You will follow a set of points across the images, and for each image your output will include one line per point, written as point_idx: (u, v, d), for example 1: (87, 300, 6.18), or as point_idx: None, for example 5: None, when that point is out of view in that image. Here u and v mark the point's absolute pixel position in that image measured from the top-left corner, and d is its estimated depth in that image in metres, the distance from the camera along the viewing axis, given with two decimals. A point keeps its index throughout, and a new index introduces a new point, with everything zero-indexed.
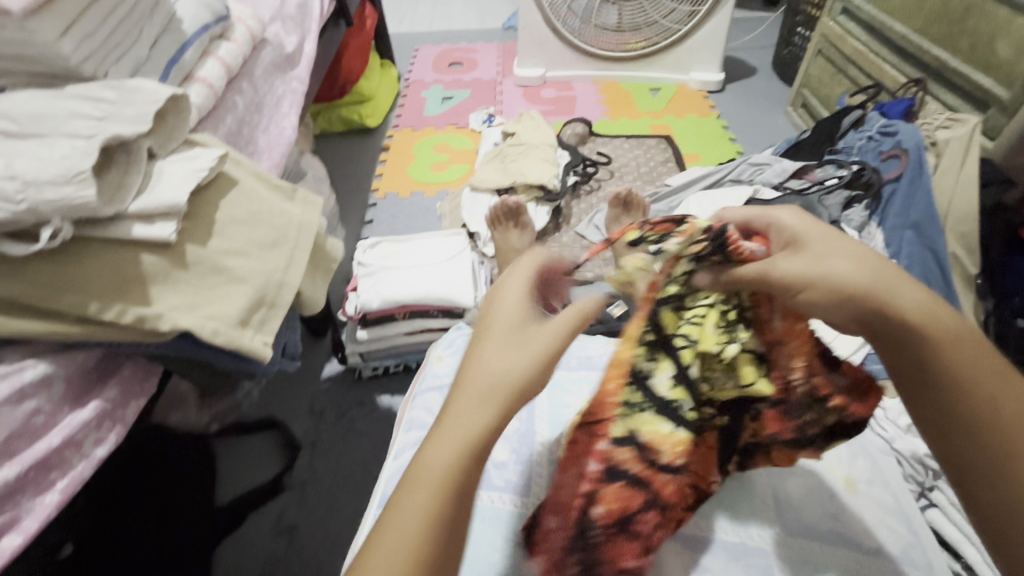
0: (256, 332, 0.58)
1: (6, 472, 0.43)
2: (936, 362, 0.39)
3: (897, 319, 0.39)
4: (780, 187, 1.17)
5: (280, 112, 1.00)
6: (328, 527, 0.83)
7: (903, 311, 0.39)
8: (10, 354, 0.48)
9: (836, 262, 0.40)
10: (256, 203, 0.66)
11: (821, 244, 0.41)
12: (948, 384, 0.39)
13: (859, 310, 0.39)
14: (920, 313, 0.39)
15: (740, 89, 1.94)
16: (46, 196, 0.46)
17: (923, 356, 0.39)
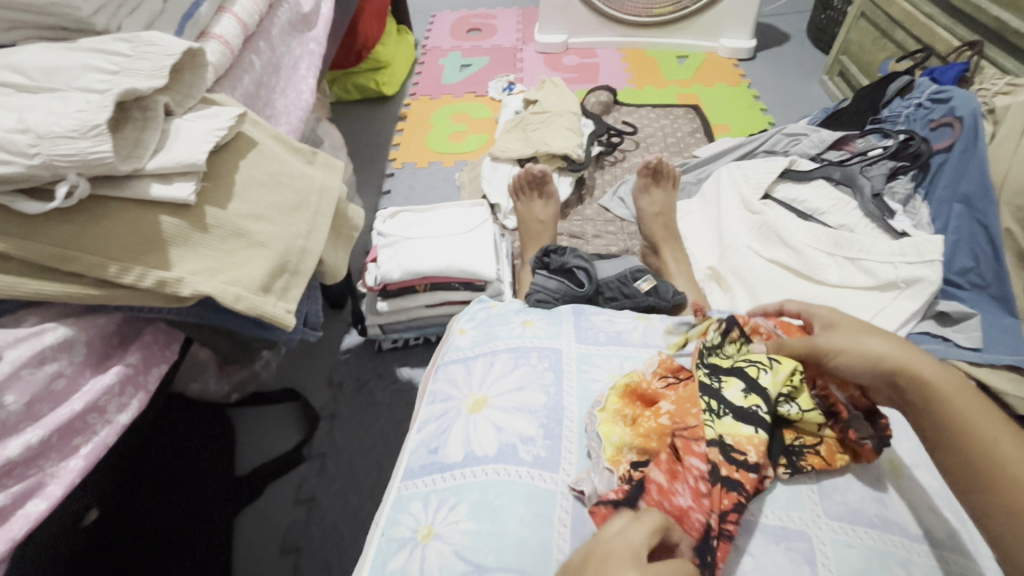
0: (279, 299, 0.56)
1: (30, 436, 0.42)
2: (951, 415, 0.47)
3: (913, 377, 0.49)
4: (818, 158, 1.11)
5: (298, 75, 0.97)
6: (348, 497, 0.83)
7: (920, 373, 0.49)
8: (29, 316, 0.47)
9: (864, 340, 0.53)
10: (276, 166, 0.64)
11: (852, 327, 0.55)
12: (962, 436, 0.46)
13: (882, 370, 0.51)
14: (942, 380, 0.48)
15: (773, 56, 1.85)
16: (60, 150, 0.43)
17: (940, 411, 0.47)
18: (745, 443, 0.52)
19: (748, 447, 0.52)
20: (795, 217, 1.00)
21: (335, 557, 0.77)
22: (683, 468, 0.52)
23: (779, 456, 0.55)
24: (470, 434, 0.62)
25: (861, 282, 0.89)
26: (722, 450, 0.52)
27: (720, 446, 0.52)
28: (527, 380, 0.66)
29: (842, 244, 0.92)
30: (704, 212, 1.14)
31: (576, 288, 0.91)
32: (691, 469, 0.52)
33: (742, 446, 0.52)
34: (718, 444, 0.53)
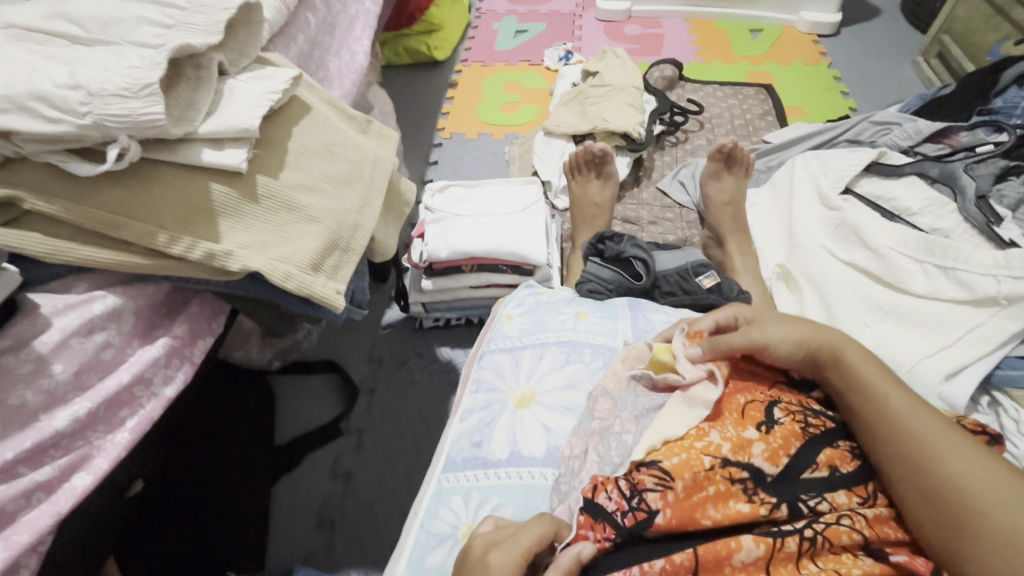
0: (329, 279, 0.52)
1: (77, 408, 0.41)
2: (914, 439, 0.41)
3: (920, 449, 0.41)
4: (911, 151, 1.01)
5: (354, 35, 0.91)
6: (384, 477, 0.82)
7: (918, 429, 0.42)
8: (80, 282, 0.45)
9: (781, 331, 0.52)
10: (330, 133, 0.60)
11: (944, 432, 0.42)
12: (923, 456, 0.40)
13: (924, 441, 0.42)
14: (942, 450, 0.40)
15: (860, 32, 1.67)
16: (111, 110, 0.40)
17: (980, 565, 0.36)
18: (834, 453, 0.44)
19: (839, 467, 0.43)
20: (879, 216, 0.90)
21: (369, 536, 0.76)
22: (709, 480, 0.43)
23: None
24: (517, 431, 0.61)
25: (954, 294, 0.79)
26: (758, 485, 0.43)
27: (807, 547, 0.39)
28: (579, 378, 0.64)
29: (935, 250, 0.83)
30: (774, 203, 1.05)
31: (632, 281, 0.85)
32: (725, 483, 0.43)
33: (830, 458, 0.44)
34: (752, 473, 0.43)
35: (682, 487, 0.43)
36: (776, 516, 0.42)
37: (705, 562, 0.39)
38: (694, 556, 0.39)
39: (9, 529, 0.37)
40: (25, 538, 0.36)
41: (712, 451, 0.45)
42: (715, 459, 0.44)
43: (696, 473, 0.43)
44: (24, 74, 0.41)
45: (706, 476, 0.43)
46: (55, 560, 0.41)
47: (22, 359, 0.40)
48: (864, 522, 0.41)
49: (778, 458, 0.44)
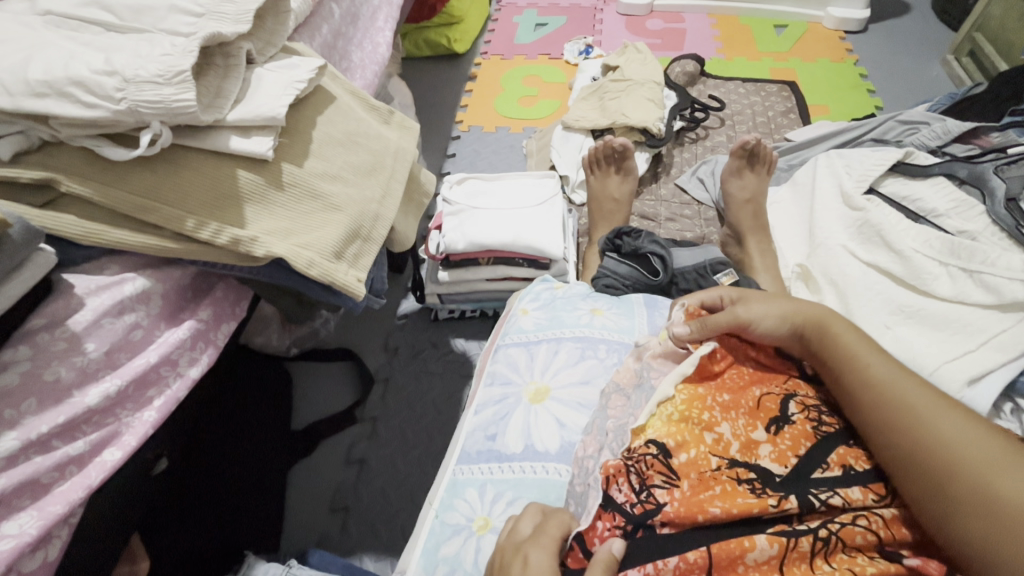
0: (350, 267, 0.53)
1: (108, 386, 0.42)
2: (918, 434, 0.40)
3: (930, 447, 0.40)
4: (939, 151, 0.98)
5: (376, 26, 0.92)
6: (397, 463, 0.83)
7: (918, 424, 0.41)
8: (111, 264, 0.47)
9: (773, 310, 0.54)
10: (353, 124, 0.61)
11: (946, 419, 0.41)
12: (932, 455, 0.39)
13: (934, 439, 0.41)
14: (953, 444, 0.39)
15: (888, 29, 1.63)
16: (145, 96, 0.41)
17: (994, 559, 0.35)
18: (845, 455, 0.44)
19: (851, 466, 0.44)
20: (903, 217, 0.89)
21: (382, 522, 0.77)
22: (717, 479, 0.44)
23: None
24: (532, 425, 0.61)
25: (979, 298, 0.78)
26: (768, 484, 0.43)
27: (823, 550, 0.39)
28: (594, 374, 0.64)
29: (960, 252, 0.81)
30: (795, 202, 1.03)
31: (649, 277, 0.85)
32: (733, 482, 0.43)
33: (841, 458, 0.44)
34: (761, 474, 0.43)
35: (688, 486, 0.43)
36: (791, 512, 0.41)
37: (718, 561, 0.39)
38: (708, 555, 0.40)
39: (43, 499, 0.38)
40: (58, 509, 0.38)
41: (720, 452, 0.45)
42: (721, 460, 0.45)
43: (703, 472, 0.44)
44: (63, 59, 0.42)
45: (712, 475, 0.44)
46: (85, 531, 0.43)
47: (56, 337, 0.41)
48: (880, 523, 0.40)
49: (788, 458, 0.44)
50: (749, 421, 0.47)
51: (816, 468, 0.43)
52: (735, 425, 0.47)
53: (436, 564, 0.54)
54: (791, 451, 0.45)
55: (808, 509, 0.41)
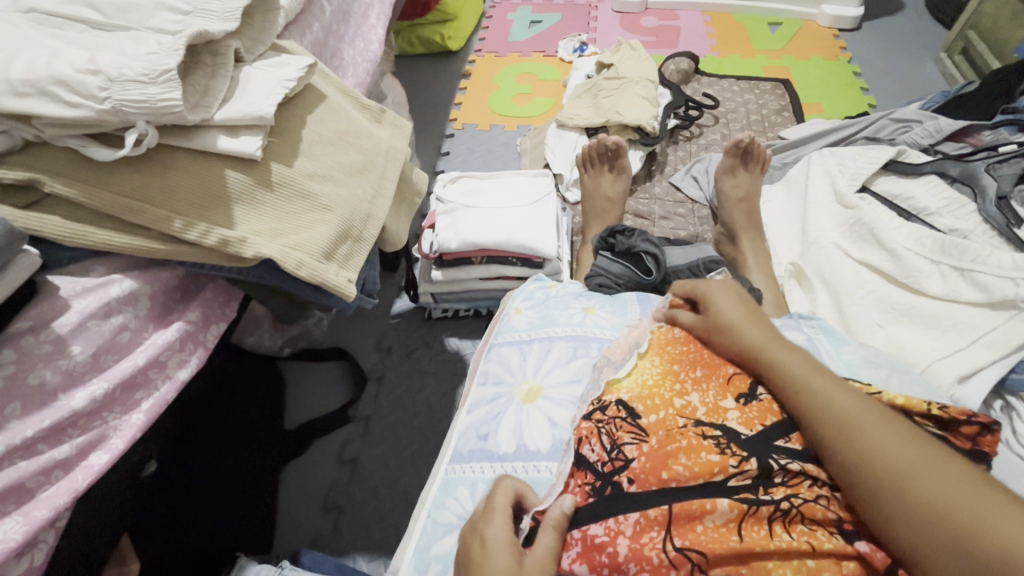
0: (340, 268, 0.53)
1: (94, 389, 0.42)
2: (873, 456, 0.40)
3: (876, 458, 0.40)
4: (931, 150, 0.99)
5: (368, 23, 0.91)
6: (390, 462, 0.83)
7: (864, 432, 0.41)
8: (97, 266, 0.46)
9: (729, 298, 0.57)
10: (343, 123, 0.60)
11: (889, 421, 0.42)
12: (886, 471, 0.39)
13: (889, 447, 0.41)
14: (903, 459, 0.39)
15: (882, 27, 1.63)
16: (130, 95, 0.41)
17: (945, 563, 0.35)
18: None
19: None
20: (895, 216, 0.89)
21: (374, 521, 0.77)
22: (683, 435, 0.47)
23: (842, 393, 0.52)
24: (523, 424, 0.61)
25: (969, 296, 0.78)
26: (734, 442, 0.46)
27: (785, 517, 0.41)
28: (585, 372, 0.64)
29: (952, 251, 0.82)
30: (788, 200, 1.04)
31: (643, 276, 0.85)
32: (699, 438, 0.46)
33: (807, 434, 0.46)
34: (726, 431, 0.46)
35: (655, 440, 0.47)
36: (750, 471, 0.44)
37: (676, 518, 0.43)
38: (668, 511, 0.43)
39: (29, 504, 0.37)
40: (44, 513, 0.37)
41: (688, 413, 0.49)
42: (687, 420, 0.48)
43: (669, 429, 0.48)
44: (45, 58, 0.41)
45: (679, 432, 0.47)
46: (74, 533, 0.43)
47: (41, 340, 0.41)
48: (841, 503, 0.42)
49: (754, 425, 0.46)
50: (717, 386, 0.50)
51: (780, 440, 0.46)
52: (704, 395, 0.50)
53: (427, 564, 0.54)
54: (762, 416, 0.47)
55: (767, 470, 0.44)
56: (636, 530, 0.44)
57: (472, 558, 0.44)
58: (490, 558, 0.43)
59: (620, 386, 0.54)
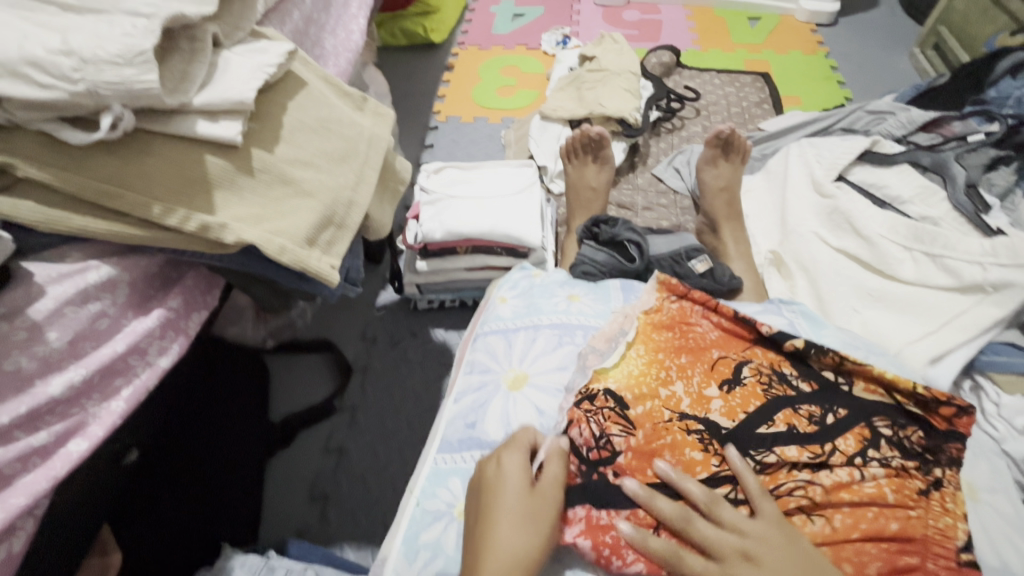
0: (324, 254, 0.53)
1: (71, 375, 0.41)
2: None
3: None
4: (904, 140, 1.01)
5: (350, 12, 0.90)
6: (377, 453, 0.83)
7: None
8: (73, 252, 0.45)
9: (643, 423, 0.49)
10: (325, 110, 0.60)
11: None
12: None
13: None
14: None
15: (858, 22, 1.67)
16: (105, 77, 0.40)
17: None
18: (791, 415, 0.54)
19: (795, 426, 0.54)
20: (870, 204, 0.91)
21: (362, 512, 0.77)
22: (668, 430, 0.54)
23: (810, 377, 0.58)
24: (511, 412, 0.61)
25: (939, 281, 0.81)
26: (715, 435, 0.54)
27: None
28: (570, 359, 0.65)
29: (924, 237, 0.84)
30: (768, 190, 1.05)
31: (626, 264, 0.86)
32: (683, 434, 0.54)
33: (787, 419, 0.54)
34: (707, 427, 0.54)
35: (642, 433, 0.54)
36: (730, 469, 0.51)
37: (664, 511, 0.50)
38: (656, 505, 0.50)
39: (6, 491, 0.37)
40: (21, 501, 0.37)
41: (673, 406, 0.56)
42: (673, 413, 0.55)
43: (656, 423, 0.54)
44: (15, 38, 0.40)
45: (664, 427, 0.54)
46: (52, 523, 0.42)
47: (16, 327, 0.40)
48: (813, 491, 0.50)
49: (737, 415, 0.55)
50: (697, 381, 0.58)
51: (761, 426, 0.54)
52: (688, 383, 0.58)
53: (417, 552, 0.53)
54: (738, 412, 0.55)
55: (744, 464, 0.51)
56: (628, 519, 0.50)
57: (490, 479, 0.50)
58: (506, 479, 0.49)
59: (608, 375, 0.58)
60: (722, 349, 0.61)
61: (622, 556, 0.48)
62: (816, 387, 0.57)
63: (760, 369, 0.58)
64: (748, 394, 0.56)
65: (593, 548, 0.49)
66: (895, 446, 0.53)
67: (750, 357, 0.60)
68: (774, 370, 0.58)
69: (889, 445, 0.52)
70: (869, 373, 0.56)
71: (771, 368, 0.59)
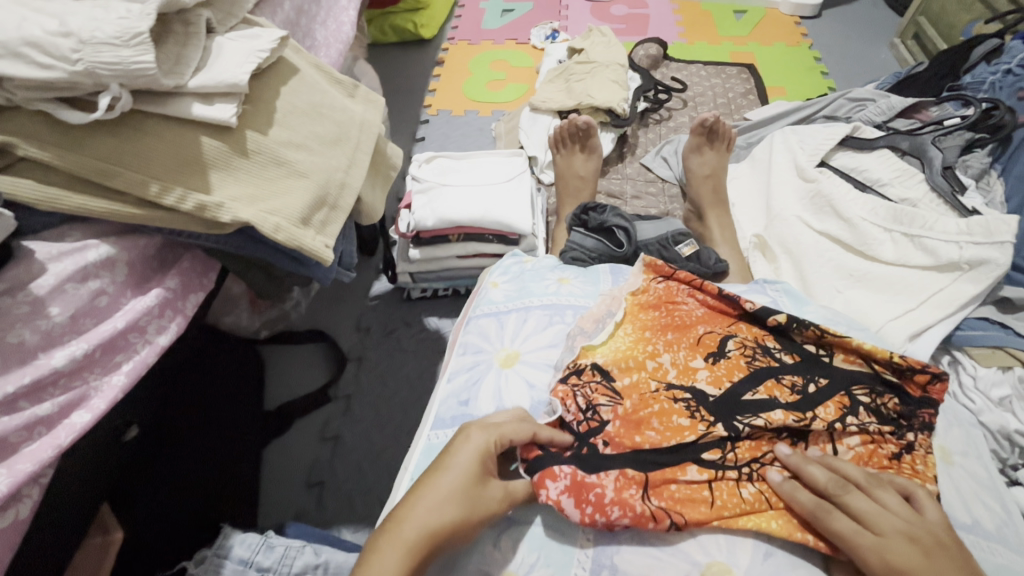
0: (317, 233, 0.54)
1: (73, 349, 0.42)
2: None
3: None
4: (884, 126, 1.04)
5: (340, 5, 0.91)
6: (373, 438, 0.84)
7: None
8: (72, 232, 0.46)
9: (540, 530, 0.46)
10: (317, 96, 0.61)
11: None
12: None
13: None
14: None
15: (840, 14, 1.70)
16: (103, 58, 0.41)
17: None
18: (774, 386, 0.56)
19: (778, 396, 0.55)
20: (852, 188, 0.94)
21: (358, 495, 0.79)
22: (656, 400, 0.56)
23: (792, 349, 0.60)
24: (502, 389, 0.63)
25: (918, 260, 0.83)
26: (702, 403, 0.55)
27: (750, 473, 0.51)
28: (560, 338, 0.67)
29: (902, 219, 0.87)
30: (753, 177, 1.08)
31: (614, 249, 0.88)
32: (671, 403, 0.55)
33: (770, 388, 0.56)
34: (695, 395, 0.56)
35: (630, 404, 0.56)
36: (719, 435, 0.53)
37: (654, 480, 0.50)
38: (647, 475, 0.51)
39: (12, 458, 0.38)
40: (28, 467, 0.38)
41: (660, 377, 0.58)
42: (660, 383, 0.57)
43: (643, 394, 0.56)
44: (14, 21, 0.42)
45: (652, 396, 0.56)
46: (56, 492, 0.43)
47: (20, 301, 0.41)
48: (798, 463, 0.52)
49: (723, 383, 0.56)
50: (681, 354, 0.60)
51: (747, 393, 0.55)
52: (675, 356, 0.60)
53: None
54: (723, 381, 0.57)
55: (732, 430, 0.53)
56: (620, 488, 0.50)
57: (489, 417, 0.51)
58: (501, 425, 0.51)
59: (595, 351, 0.61)
60: (707, 324, 0.63)
61: (607, 516, 0.49)
62: (798, 358, 0.59)
63: (742, 344, 0.60)
64: (732, 366, 0.58)
65: (576, 506, 0.49)
66: (874, 414, 0.54)
67: (734, 332, 0.62)
68: (756, 344, 0.60)
69: (868, 413, 0.54)
70: (847, 344, 0.58)
71: (753, 342, 0.60)
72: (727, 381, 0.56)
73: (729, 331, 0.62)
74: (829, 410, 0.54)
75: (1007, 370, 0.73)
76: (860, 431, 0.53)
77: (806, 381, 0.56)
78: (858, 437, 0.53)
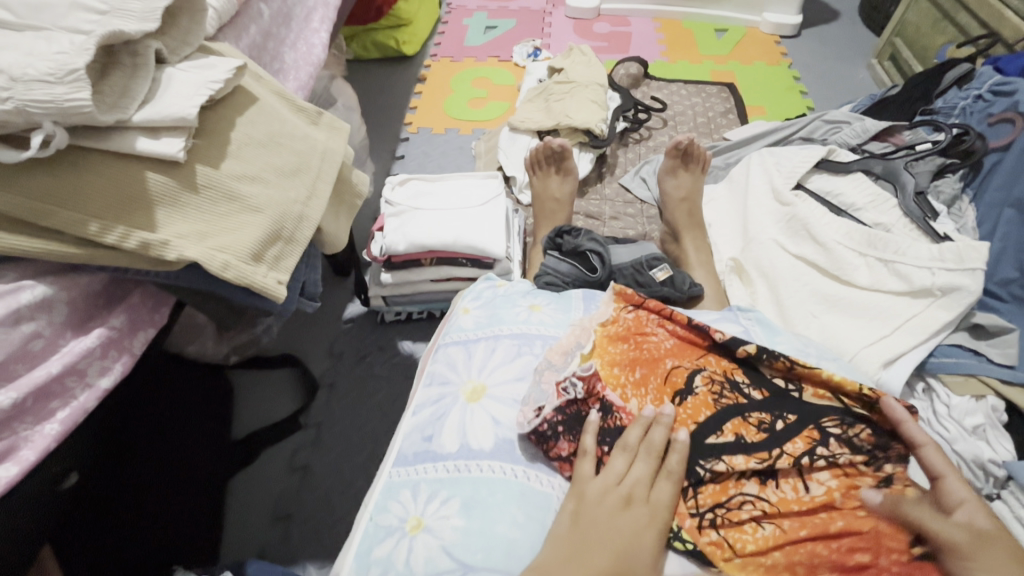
0: (270, 269, 0.52)
1: (0, 398, 0.41)
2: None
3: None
4: (859, 149, 1.04)
5: (311, 27, 0.90)
6: (342, 469, 0.82)
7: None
8: (7, 272, 0.45)
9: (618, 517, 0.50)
10: (276, 124, 0.60)
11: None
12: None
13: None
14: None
15: (820, 34, 1.71)
16: (35, 95, 0.40)
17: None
18: (741, 424, 0.55)
19: (744, 435, 0.54)
20: (827, 211, 0.93)
21: (326, 529, 0.76)
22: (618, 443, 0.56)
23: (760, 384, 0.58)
24: (467, 422, 0.61)
25: (893, 286, 0.82)
26: None
27: (712, 520, 0.51)
28: (529, 370, 0.65)
29: (876, 243, 0.86)
30: (730, 198, 1.08)
31: (588, 274, 0.87)
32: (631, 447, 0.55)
33: (736, 427, 0.54)
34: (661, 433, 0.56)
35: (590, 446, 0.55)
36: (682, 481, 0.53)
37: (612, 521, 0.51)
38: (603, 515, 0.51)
39: None
40: None
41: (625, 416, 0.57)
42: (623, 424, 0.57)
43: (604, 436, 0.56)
44: None
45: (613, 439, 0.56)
46: None
47: None
48: (763, 507, 0.51)
49: (688, 424, 0.56)
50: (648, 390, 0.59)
51: (710, 436, 0.54)
52: (641, 393, 0.59)
53: (368, 568, 0.52)
54: (688, 421, 0.56)
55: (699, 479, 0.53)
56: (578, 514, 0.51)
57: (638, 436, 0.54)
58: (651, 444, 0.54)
59: None
60: (675, 357, 0.62)
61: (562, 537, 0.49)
62: (766, 392, 0.57)
63: (711, 378, 0.59)
64: (699, 404, 0.57)
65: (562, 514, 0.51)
66: (848, 450, 0.52)
67: (704, 365, 0.61)
68: (727, 379, 0.59)
69: (840, 444, 0.52)
70: (816, 376, 0.57)
71: (722, 376, 0.59)
72: (693, 420, 0.56)
73: (697, 365, 0.61)
74: (797, 445, 0.52)
75: (979, 400, 0.73)
76: (832, 461, 0.51)
77: (774, 417, 0.55)
78: (829, 475, 0.51)
